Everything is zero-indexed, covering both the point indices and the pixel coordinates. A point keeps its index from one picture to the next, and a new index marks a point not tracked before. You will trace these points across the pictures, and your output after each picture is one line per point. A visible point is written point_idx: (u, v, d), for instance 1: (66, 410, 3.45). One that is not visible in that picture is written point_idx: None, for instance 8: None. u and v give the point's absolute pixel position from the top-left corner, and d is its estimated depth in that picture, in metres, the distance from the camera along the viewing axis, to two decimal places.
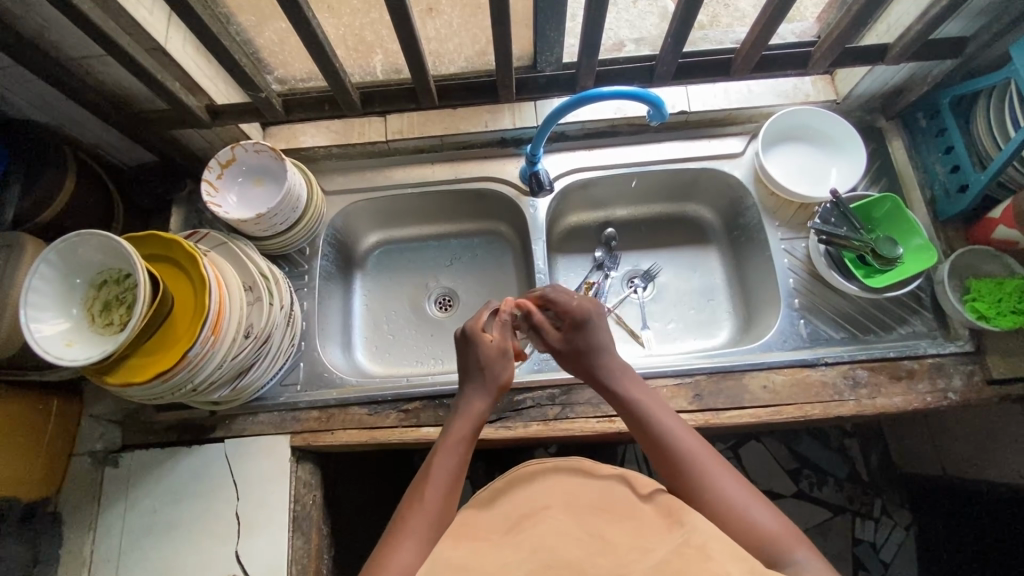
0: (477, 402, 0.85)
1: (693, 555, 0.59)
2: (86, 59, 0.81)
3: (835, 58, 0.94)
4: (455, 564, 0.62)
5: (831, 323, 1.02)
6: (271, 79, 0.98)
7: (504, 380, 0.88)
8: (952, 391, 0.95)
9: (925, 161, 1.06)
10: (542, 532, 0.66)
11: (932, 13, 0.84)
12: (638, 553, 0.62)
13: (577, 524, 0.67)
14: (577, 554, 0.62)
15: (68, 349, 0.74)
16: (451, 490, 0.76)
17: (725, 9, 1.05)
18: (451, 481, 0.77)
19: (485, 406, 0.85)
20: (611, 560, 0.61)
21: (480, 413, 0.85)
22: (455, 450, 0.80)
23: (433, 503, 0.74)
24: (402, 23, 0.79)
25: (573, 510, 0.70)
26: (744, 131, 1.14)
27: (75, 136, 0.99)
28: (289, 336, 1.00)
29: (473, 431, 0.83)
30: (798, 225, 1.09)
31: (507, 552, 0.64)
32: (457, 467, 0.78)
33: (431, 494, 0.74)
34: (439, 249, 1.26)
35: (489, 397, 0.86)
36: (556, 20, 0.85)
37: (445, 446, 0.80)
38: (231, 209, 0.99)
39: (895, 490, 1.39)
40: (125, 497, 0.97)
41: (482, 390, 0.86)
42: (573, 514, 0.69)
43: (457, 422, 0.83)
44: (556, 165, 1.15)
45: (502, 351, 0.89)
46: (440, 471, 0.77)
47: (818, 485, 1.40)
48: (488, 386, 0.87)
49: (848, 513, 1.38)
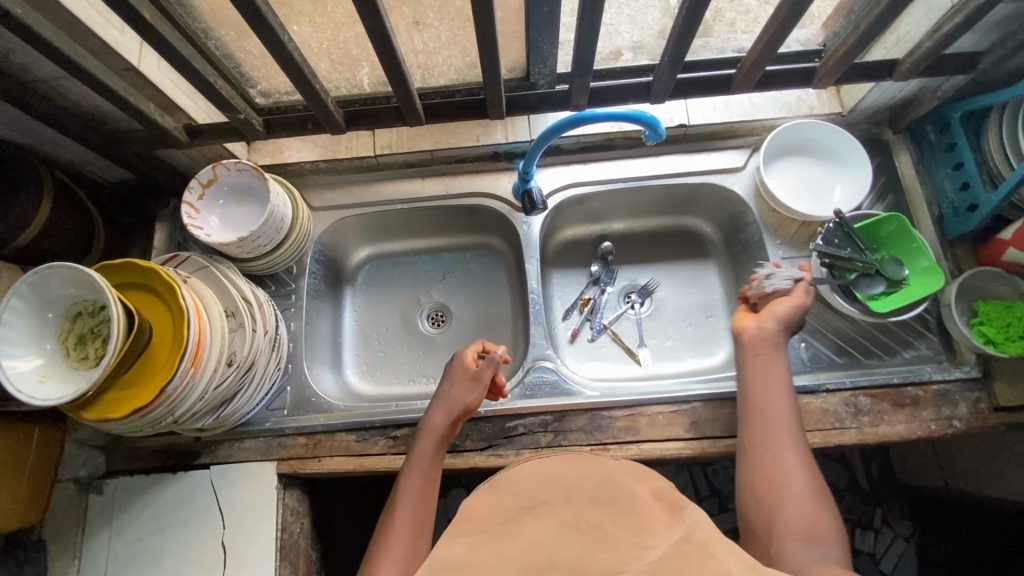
0: (438, 416, 0.86)
1: (697, 548, 0.42)
2: (56, 81, 0.78)
3: (840, 75, 0.90)
4: None
5: (832, 346, 0.99)
6: (254, 93, 0.94)
7: (469, 403, 0.87)
8: (957, 419, 0.92)
9: (933, 177, 1.02)
10: (532, 540, 0.44)
11: (945, 29, 0.80)
12: (637, 551, 0.42)
13: (571, 522, 0.45)
14: (573, 551, 0.44)
15: (41, 386, 0.71)
16: (418, 506, 0.78)
17: (729, 3, 0.94)
18: (418, 500, 0.79)
19: (446, 423, 0.86)
20: (606, 565, 0.42)
21: (441, 428, 0.86)
22: (420, 466, 0.82)
23: (401, 521, 0.76)
24: (383, 43, 0.75)
25: (571, 510, 0.46)
26: (745, 145, 1.10)
27: (52, 154, 0.96)
28: (274, 361, 0.97)
29: (435, 446, 0.84)
30: (799, 243, 1.05)
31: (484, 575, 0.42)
32: (422, 483, 0.81)
33: (401, 511, 0.78)
34: (432, 263, 1.22)
35: (449, 415, 0.86)
36: (549, 34, 0.80)
37: (416, 459, 0.83)
38: (213, 231, 0.96)
39: (895, 501, 1.36)
40: (110, 525, 0.96)
41: (443, 406, 0.87)
42: (559, 507, 0.46)
43: (421, 438, 0.85)
44: (549, 180, 1.11)
45: (474, 379, 0.88)
46: (410, 481, 0.81)
47: None
48: (453, 405, 0.87)
49: (848, 524, 1.34)
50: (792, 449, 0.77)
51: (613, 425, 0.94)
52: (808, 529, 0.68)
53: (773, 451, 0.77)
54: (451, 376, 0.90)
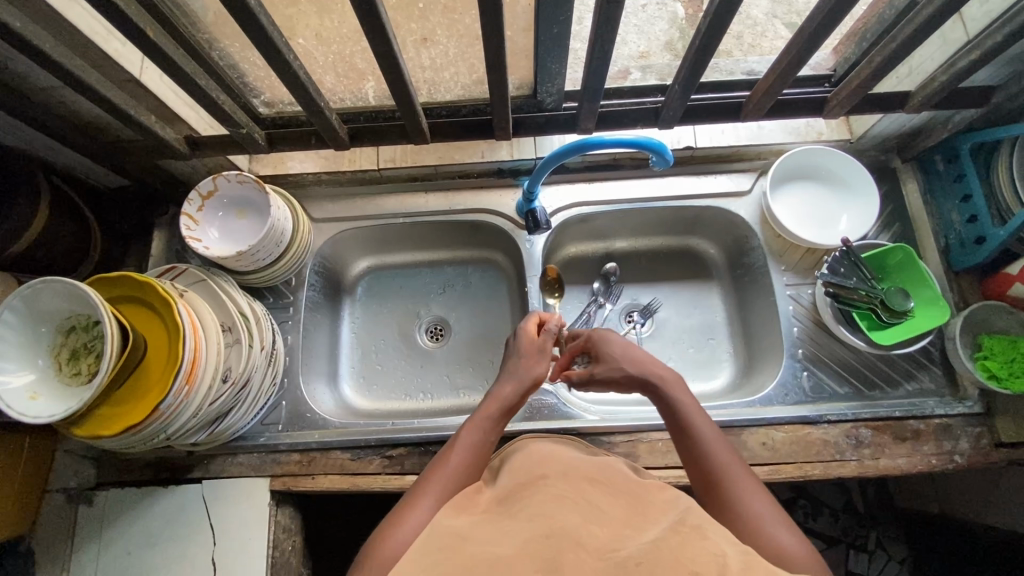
0: (509, 385, 0.79)
1: (690, 533, 0.52)
2: (56, 89, 0.77)
3: (852, 106, 0.89)
4: (453, 532, 0.54)
5: (835, 377, 0.98)
6: (257, 103, 0.93)
7: (539, 376, 0.81)
8: (958, 454, 0.92)
9: (940, 208, 1.02)
10: (542, 498, 0.57)
11: (959, 65, 0.79)
12: (633, 530, 0.54)
13: (573, 491, 0.59)
14: (574, 520, 0.54)
15: (32, 403, 0.70)
16: (471, 465, 0.69)
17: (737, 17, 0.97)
18: (475, 456, 0.70)
19: (515, 394, 0.78)
20: (605, 530, 0.54)
21: (509, 398, 0.78)
22: (482, 427, 0.74)
23: (455, 469, 0.68)
24: (389, 65, 0.75)
25: (571, 480, 0.61)
26: (752, 168, 1.09)
27: (52, 160, 0.95)
28: (270, 376, 0.96)
29: (502, 414, 0.76)
30: (803, 270, 1.05)
31: (501, 525, 0.54)
32: (483, 443, 0.72)
33: (457, 458, 0.69)
34: (433, 276, 1.20)
35: (521, 385, 0.79)
36: (559, 55, 0.78)
37: (471, 421, 0.75)
38: (212, 243, 0.95)
39: (892, 523, 1.26)
40: (99, 537, 0.94)
41: (515, 377, 0.80)
42: (569, 483, 0.61)
43: (482, 403, 0.77)
44: (553, 199, 1.10)
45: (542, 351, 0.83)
46: (467, 437, 0.72)
47: (813, 516, 1.27)
48: (524, 374, 0.80)
49: (842, 546, 1.25)
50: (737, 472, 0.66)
51: (612, 450, 0.94)
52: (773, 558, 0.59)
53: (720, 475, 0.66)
54: (518, 349, 0.84)
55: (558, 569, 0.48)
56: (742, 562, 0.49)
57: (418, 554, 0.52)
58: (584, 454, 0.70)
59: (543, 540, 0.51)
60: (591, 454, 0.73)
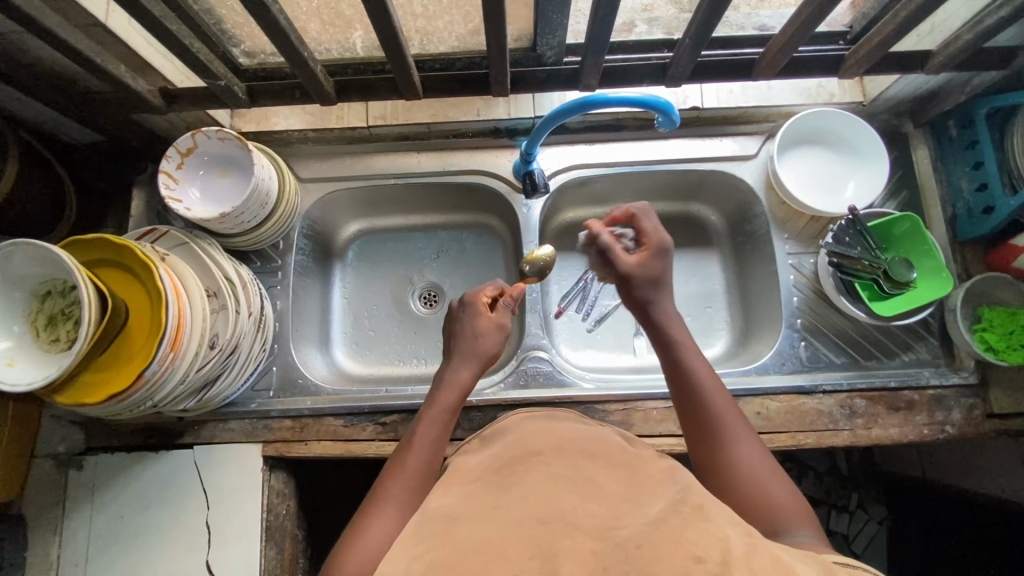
0: (465, 372, 0.78)
1: (691, 514, 0.50)
2: (16, 34, 0.70)
3: (869, 65, 0.85)
4: (445, 514, 0.54)
5: (833, 347, 0.98)
6: (237, 53, 0.86)
7: (493, 352, 0.81)
8: (950, 424, 0.92)
9: (950, 174, 0.99)
10: (536, 476, 0.57)
11: (988, 23, 0.75)
12: (632, 506, 0.53)
13: (570, 468, 0.58)
14: (569, 501, 0.53)
15: (10, 370, 0.67)
16: (430, 462, 0.69)
17: None
18: (433, 450, 0.71)
19: (472, 378, 0.78)
20: (603, 507, 0.53)
21: (465, 384, 0.78)
22: (437, 418, 0.73)
23: (415, 469, 0.68)
24: (379, 13, 0.69)
25: (566, 455, 0.61)
26: (760, 131, 1.05)
27: (18, 113, 0.89)
28: (260, 342, 0.94)
29: (458, 403, 0.76)
30: (807, 239, 1.02)
31: (494, 507, 0.53)
32: (440, 437, 0.72)
33: (415, 459, 0.69)
34: (426, 241, 1.17)
35: (476, 367, 0.79)
36: (561, 4, 0.72)
37: (428, 413, 0.74)
38: (193, 204, 0.91)
39: (873, 485, 1.29)
40: (90, 501, 0.93)
41: (470, 360, 0.79)
42: (566, 459, 0.60)
43: (438, 391, 0.77)
44: (552, 160, 1.06)
45: (498, 327, 0.82)
46: (424, 432, 0.72)
47: (797, 478, 1.28)
48: (477, 356, 0.79)
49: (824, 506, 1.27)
50: (740, 432, 0.69)
51: (606, 417, 0.94)
52: (770, 507, 0.62)
53: (723, 431, 0.68)
54: (472, 328, 0.81)
55: (553, 554, 0.47)
56: (745, 547, 0.47)
57: (411, 539, 0.52)
58: (579, 425, 0.71)
59: (537, 525, 0.50)
60: (588, 423, 0.73)
